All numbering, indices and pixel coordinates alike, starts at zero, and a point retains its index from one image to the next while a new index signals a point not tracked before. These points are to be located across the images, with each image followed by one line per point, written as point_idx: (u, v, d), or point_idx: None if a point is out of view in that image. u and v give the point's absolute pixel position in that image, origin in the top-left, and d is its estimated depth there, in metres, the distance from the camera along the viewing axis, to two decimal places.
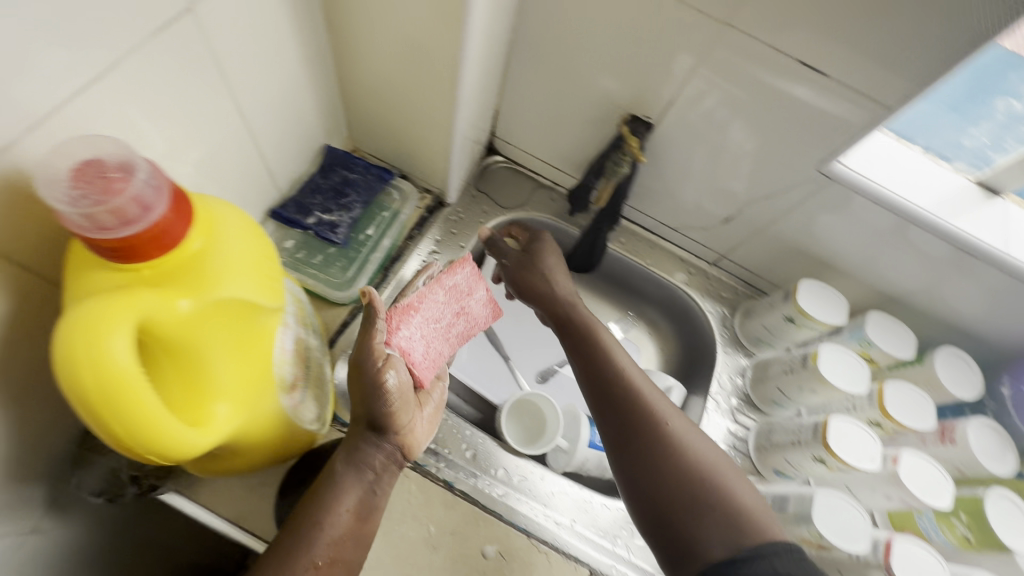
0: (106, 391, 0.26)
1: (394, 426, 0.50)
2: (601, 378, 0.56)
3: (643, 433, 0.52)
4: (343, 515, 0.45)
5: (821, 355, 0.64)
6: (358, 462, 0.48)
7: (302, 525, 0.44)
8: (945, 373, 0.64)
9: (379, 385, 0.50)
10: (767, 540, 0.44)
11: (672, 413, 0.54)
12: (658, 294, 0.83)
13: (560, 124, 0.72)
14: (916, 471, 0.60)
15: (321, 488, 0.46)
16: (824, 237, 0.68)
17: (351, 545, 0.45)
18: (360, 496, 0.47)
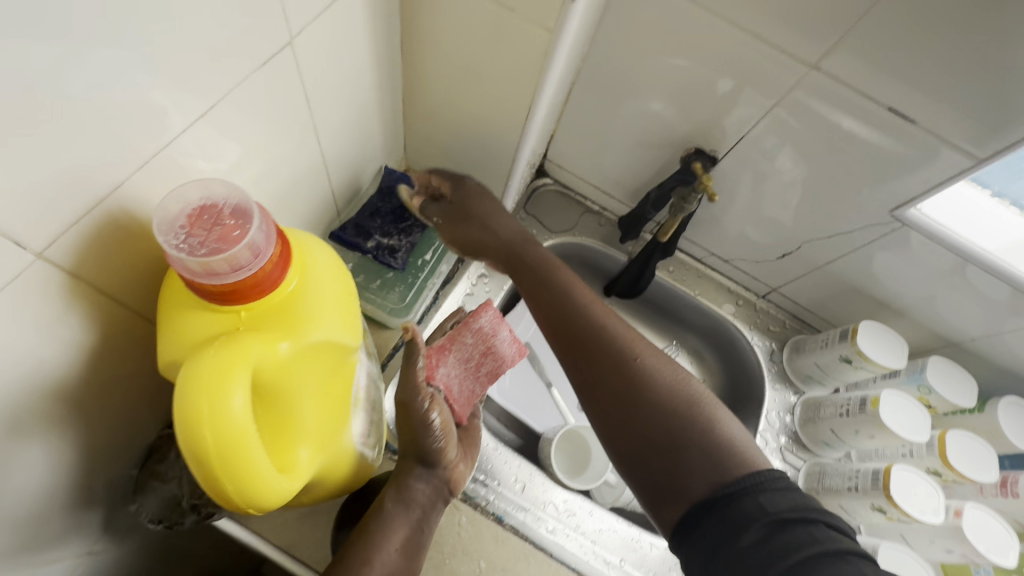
0: (224, 442, 0.26)
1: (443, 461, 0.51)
2: (561, 317, 0.51)
3: (614, 369, 0.48)
4: (392, 552, 0.44)
5: (882, 401, 0.62)
6: (408, 498, 0.47)
7: (349, 563, 0.41)
8: (1007, 423, 0.63)
9: (426, 420, 0.50)
10: (754, 471, 0.41)
11: (641, 344, 0.49)
12: (703, 324, 0.82)
13: (618, 152, 0.71)
14: (979, 526, 0.57)
15: (370, 524, 0.45)
16: (885, 277, 0.66)
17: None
18: (408, 532, 0.46)
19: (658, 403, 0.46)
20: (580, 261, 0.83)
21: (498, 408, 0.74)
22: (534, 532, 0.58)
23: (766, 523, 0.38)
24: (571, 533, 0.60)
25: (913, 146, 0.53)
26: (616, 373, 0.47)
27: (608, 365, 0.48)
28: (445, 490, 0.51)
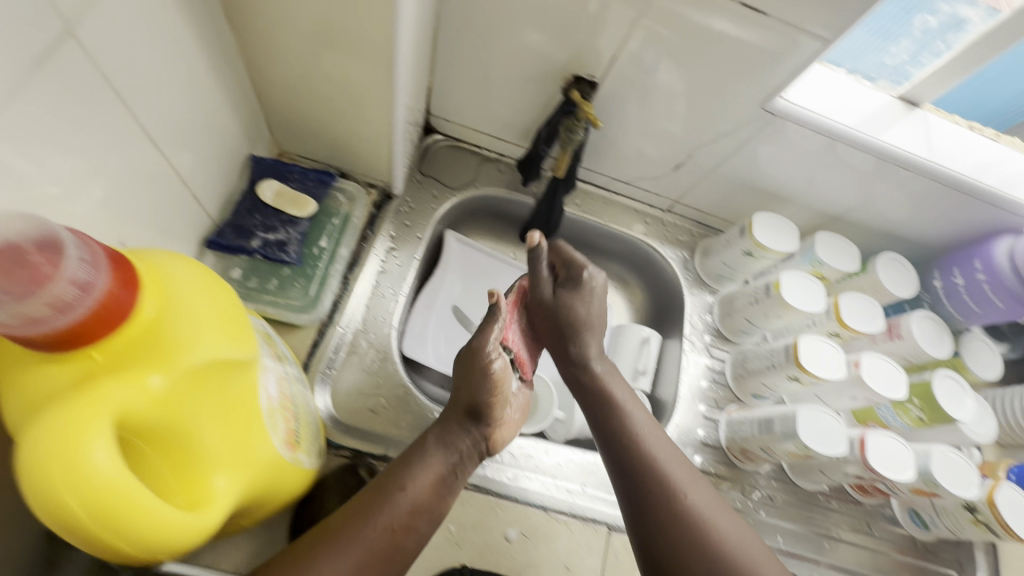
0: (95, 500, 0.25)
1: (489, 416, 0.55)
2: (632, 482, 0.53)
3: (662, 497, 0.52)
4: (424, 485, 0.49)
5: (783, 283, 0.67)
6: (449, 442, 0.53)
7: (386, 486, 0.48)
8: (886, 277, 0.70)
9: (489, 375, 0.55)
10: None
11: (691, 484, 0.53)
12: (619, 249, 0.84)
13: (499, 93, 0.69)
14: (876, 371, 0.65)
15: (413, 458, 0.52)
16: (768, 169, 0.70)
17: (426, 517, 0.49)
18: (442, 472, 0.51)
19: (699, 532, 0.50)
20: (490, 212, 0.81)
21: (439, 375, 0.75)
22: (496, 484, 0.60)
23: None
24: (530, 475, 0.62)
25: (768, 37, 0.54)
26: (664, 504, 0.51)
27: (659, 492, 0.52)
28: (483, 440, 0.55)
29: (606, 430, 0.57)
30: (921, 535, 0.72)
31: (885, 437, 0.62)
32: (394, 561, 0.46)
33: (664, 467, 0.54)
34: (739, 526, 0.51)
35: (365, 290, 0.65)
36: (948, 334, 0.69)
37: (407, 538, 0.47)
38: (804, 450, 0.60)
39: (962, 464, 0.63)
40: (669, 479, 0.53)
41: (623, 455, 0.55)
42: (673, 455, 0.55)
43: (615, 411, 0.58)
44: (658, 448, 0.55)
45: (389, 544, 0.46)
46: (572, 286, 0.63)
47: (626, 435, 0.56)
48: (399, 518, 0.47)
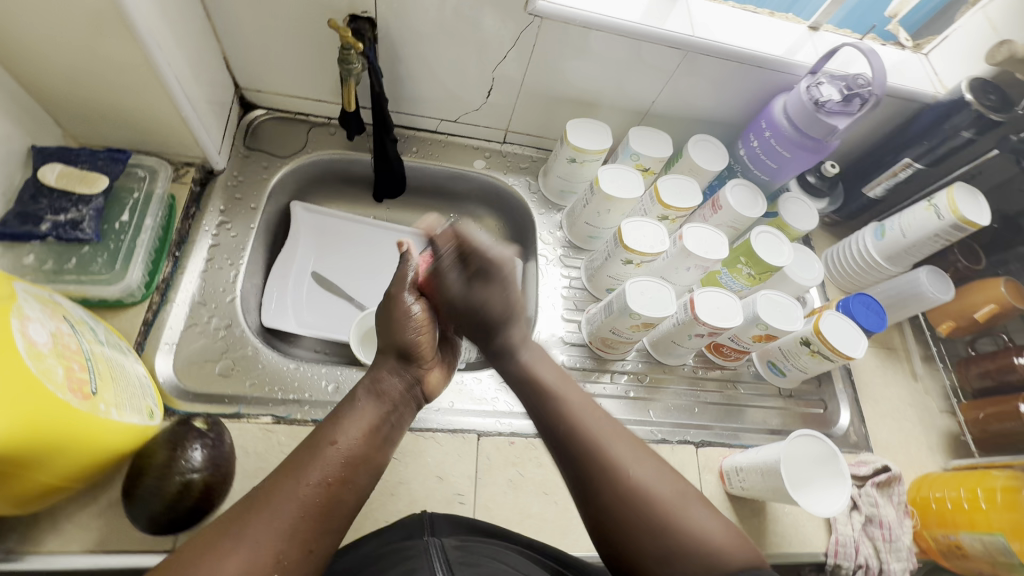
0: None
1: (417, 358, 0.56)
2: (559, 441, 0.53)
3: (601, 478, 0.50)
4: (356, 435, 0.46)
5: (602, 178, 0.72)
6: (379, 392, 0.51)
7: (315, 442, 0.45)
8: (699, 156, 0.76)
9: (409, 316, 0.57)
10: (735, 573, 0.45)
11: (630, 458, 0.51)
12: (471, 187, 0.86)
13: (297, 52, 0.69)
14: (697, 237, 0.71)
15: (341, 413, 0.48)
16: (571, 76, 0.74)
17: (363, 468, 0.46)
18: (375, 422, 0.49)
19: (640, 503, 0.48)
20: (334, 176, 0.82)
21: (312, 340, 0.75)
22: None
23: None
24: None
25: None
26: (604, 483, 0.50)
27: (600, 472, 0.50)
28: (417, 385, 0.56)
29: (537, 403, 0.56)
30: (782, 382, 0.79)
31: (713, 294, 0.68)
32: (334, 516, 0.42)
33: (605, 445, 0.51)
34: (651, 458, 0.52)
35: (199, 263, 0.65)
36: (762, 196, 0.76)
37: (344, 493, 0.44)
38: (641, 319, 0.65)
39: (786, 303, 0.70)
40: (611, 455, 0.51)
41: (563, 436, 0.53)
42: (600, 414, 0.54)
43: (544, 395, 0.56)
44: (594, 424, 0.53)
45: (324, 500, 0.42)
46: (483, 278, 0.58)
47: (561, 413, 0.54)
48: (333, 471, 0.44)
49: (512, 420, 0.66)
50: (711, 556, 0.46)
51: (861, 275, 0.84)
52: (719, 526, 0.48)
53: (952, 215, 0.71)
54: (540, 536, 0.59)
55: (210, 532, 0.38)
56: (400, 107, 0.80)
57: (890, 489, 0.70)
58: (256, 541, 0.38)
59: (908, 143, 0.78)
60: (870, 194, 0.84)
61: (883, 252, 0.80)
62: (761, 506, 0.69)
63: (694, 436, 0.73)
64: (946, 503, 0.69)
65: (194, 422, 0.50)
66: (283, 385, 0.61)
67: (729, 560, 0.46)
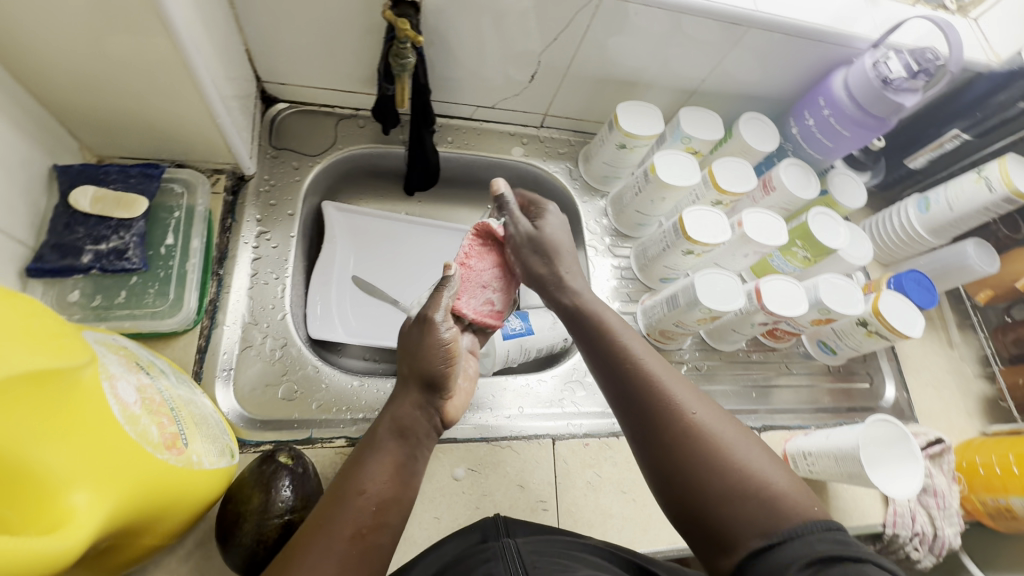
0: None
1: (444, 390, 0.50)
2: (613, 378, 0.50)
3: (655, 416, 0.46)
4: (384, 479, 0.44)
5: (657, 165, 0.69)
6: (404, 430, 0.47)
7: (343, 492, 0.43)
8: (751, 135, 0.73)
9: (439, 346, 0.49)
10: (807, 521, 0.38)
11: (689, 399, 0.46)
12: (507, 176, 0.82)
13: (326, 42, 0.63)
14: (757, 223, 0.69)
15: (365, 455, 0.46)
16: (620, 55, 0.69)
17: (395, 509, 0.44)
18: (401, 461, 0.46)
19: (701, 444, 0.43)
20: (365, 172, 0.78)
21: (360, 347, 0.71)
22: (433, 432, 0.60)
23: (808, 565, 0.35)
24: (469, 415, 0.63)
25: None
26: (659, 422, 0.46)
27: (657, 407, 0.46)
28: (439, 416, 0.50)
29: (598, 343, 0.53)
30: (831, 360, 0.80)
31: (777, 281, 0.67)
32: (373, 560, 0.40)
33: (661, 384, 0.47)
34: (714, 404, 0.47)
35: (245, 279, 0.61)
36: (814, 175, 0.74)
37: (380, 536, 0.42)
38: (710, 313, 0.64)
39: (846, 285, 0.70)
40: (666, 394, 0.47)
41: (619, 375, 0.50)
42: (656, 357, 0.50)
43: (605, 332, 0.53)
44: (651, 362, 0.49)
45: (359, 554, 0.40)
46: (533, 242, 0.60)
47: (616, 353, 0.51)
48: (366, 521, 0.41)
49: (582, 421, 0.65)
50: (774, 501, 0.40)
51: (900, 247, 0.85)
52: (786, 479, 0.42)
53: (1005, 187, 0.71)
54: (625, 535, 0.59)
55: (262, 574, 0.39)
56: (434, 95, 0.74)
57: (941, 459, 0.73)
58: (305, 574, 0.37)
59: (957, 113, 0.77)
60: (911, 164, 0.84)
61: (927, 225, 0.80)
62: (823, 484, 0.70)
63: (755, 419, 0.74)
64: (994, 467, 0.72)
65: (278, 458, 0.47)
66: (351, 404, 0.59)
67: (793, 510, 0.39)
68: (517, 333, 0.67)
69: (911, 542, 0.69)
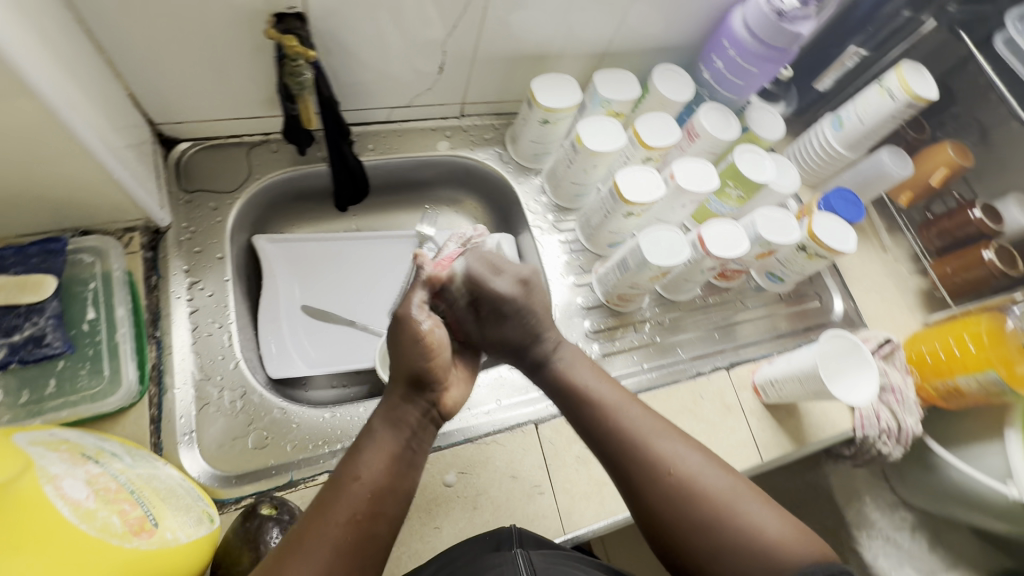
0: None
1: (433, 381, 0.50)
2: (601, 442, 0.52)
3: (645, 479, 0.48)
4: (380, 468, 0.45)
5: (583, 135, 0.69)
6: (397, 420, 0.48)
7: (340, 479, 0.44)
8: (666, 88, 0.74)
9: (418, 338, 0.49)
10: (800, 564, 0.43)
11: (674, 452, 0.49)
12: (439, 172, 0.81)
13: (215, 68, 0.59)
14: (687, 173, 0.70)
15: (361, 444, 0.47)
16: (524, 30, 0.68)
17: (391, 498, 0.44)
18: (396, 451, 0.46)
19: (692, 502, 0.47)
20: (291, 196, 0.74)
21: (325, 377, 0.70)
22: None
23: None
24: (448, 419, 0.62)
25: None
26: (651, 484, 0.48)
27: (644, 468, 0.49)
28: (433, 407, 0.50)
29: (580, 406, 0.54)
30: (781, 288, 0.83)
31: (718, 226, 0.69)
32: (366, 552, 0.42)
33: (647, 444, 0.50)
34: (700, 453, 0.50)
35: (185, 336, 0.58)
36: (733, 116, 0.76)
37: (376, 525, 0.43)
38: (661, 269, 0.65)
39: (780, 216, 0.72)
40: (652, 452, 0.49)
41: (606, 446, 0.51)
42: (638, 413, 0.52)
43: (580, 395, 0.54)
44: (634, 420, 0.51)
45: (355, 538, 0.42)
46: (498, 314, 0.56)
47: (599, 412, 0.53)
48: (361, 508, 0.43)
49: None
50: (770, 551, 0.44)
51: (825, 168, 0.88)
52: (774, 520, 0.46)
53: (905, 94, 0.75)
54: (621, 498, 0.61)
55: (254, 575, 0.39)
56: (345, 104, 0.71)
57: (893, 357, 0.78)
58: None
59: (853, 29, 0.80)
60: (820, 87, 0.87)
61: (844, 142, 0.84)
62: (794, 405, 0.73)
63: (722, 359, 0.77)
64: (939, 354, 0.77)
65: (261, 511, 0.46)
66: (327, 437, 0.57)
67: (785, 554, 0.44)
68: None
69: (880, 439, 0.75)
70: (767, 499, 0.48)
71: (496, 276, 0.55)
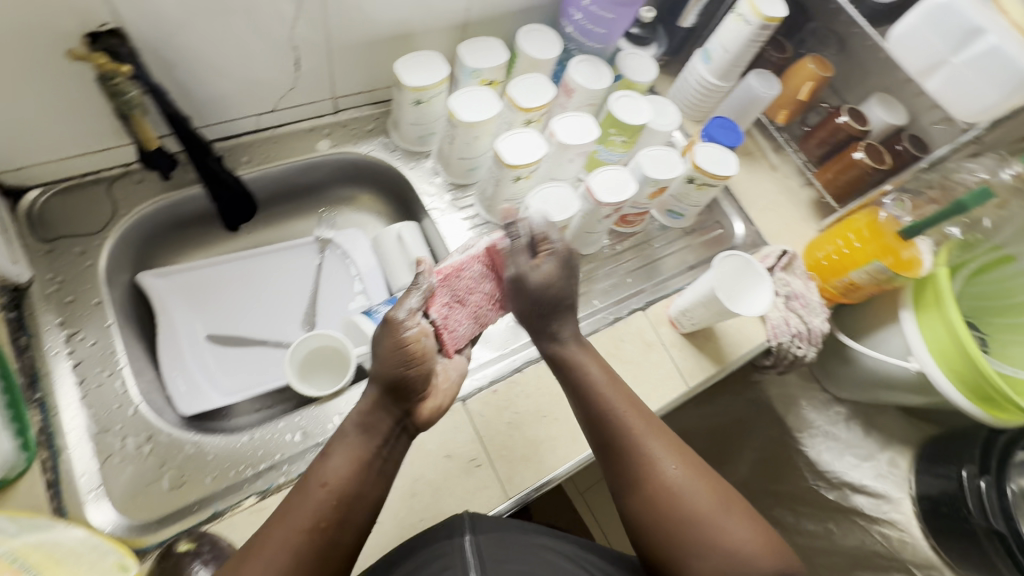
0: None
1: (410, 392, 0.51)
2: (601, 442, 0.56)
3: (639, 480, 0.53)
4: (346, 474, 0.47)
5: (455, 108, 0.68)
6: (370, 426, 0.49)
7: (308, 484, 0.46)
8: (532, 48, 0.74)
9: (401, 346, 0.50)
10: None
11: (669, 459, 0.53)
12: (326, 172, 0.79)
13: (38, 103, 0.54)
14: (566, 127, 0.71)
15: (332, 446, 0.49)
16: (373, 12, 0.66)
17: (356, 506, 0.47)
18: (363, 457, 0.48)
19: (676, 508, 0.51)
20: (171, 225, 0.71)
21: (245, 402, 0.67)
22: None
23: None
24: None
25: None
26: (644, 483, 0.53)
27: (639, 469, 0.53)
28: (406, 416, 0.52)
29: (585, 404, 0.57)
30: (683, 223, 0.86)
31: (605, 173, 0.70)
32: (328, 559, 0.44)
33: (645, 448, 0.54)
34: (694, 464, 0.53)
35: (71, 389, 0.55)
36: (603, 65, 0.78)
37: (340, 533, 0.46)
38: (554, 226, 0.66)
39: (663, 153, 0.75)
40: (649, 457, 0.53)
41: (608, 446, 0.55)
42: (642, 419, 0.55)
43: (589, 397, 0.57)
44: (636, 425, 0.55)
45: (316, 544, 0.44)
46: (520, 291, 0.58)
47: (607, 411, 0.56)
48: (326, 514, 0.45)
49: (485, 371, 0.66)
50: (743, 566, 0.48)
51: (706, 101, 0.91)
52: (750, 536, 0.50)
53: (757, 17, 0.78)
54: (556, 452, 0.63)
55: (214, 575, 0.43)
56: (204, 119, 0.67)
57: (793, 267, 0.83)
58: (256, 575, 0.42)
59: None
60: (686, 24, 0.89)
61: (715, 73, 0.87)
62: (710, 330, 0.77)
63: (638, 301, 0.79)
64: (835, 254, 0.82)
65: (178, 548, 0.48)
66: (247, 460, 0.56)
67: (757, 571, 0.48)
68: None
69: (793, 343, 0.79)
70: (750, 513, 0.52)
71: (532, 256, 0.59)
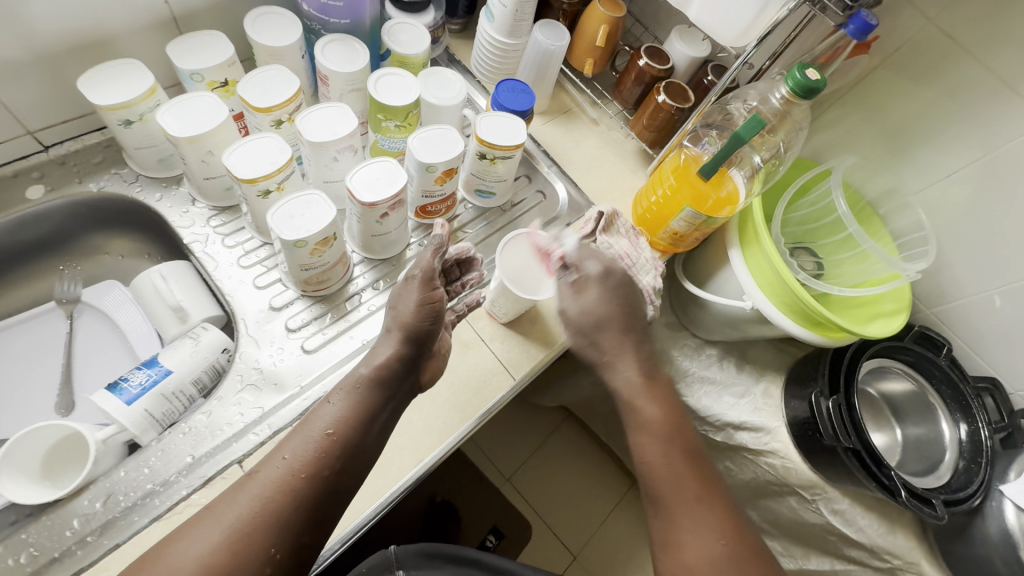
0: None
1: (427, 346, 0.56)
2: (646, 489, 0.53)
3: (664, 541, 0.50)
4: (350, 425, 0.49)
5: (167, 125, 0.57)
6: (387, 386, 0.52)
7: (311, 429, 0.49)
8: (263, 37, 0.63)
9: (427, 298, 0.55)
10: None
11: (697, 535, 0.49)
12: (55, 223, 0.66)
13: None
14: (313, 124, 0.62)
15: (342, 389, 0.52)
16: (15, 22, 0.52)
17: (355, 459, 0.49)
18: (370, 410, 0.51)
19: None
20: None
21: None
22: (83, 557, 0.49)
23: None
24: (126, 509, 0.51)
25: None
26: (667, 546, 0.50)
27: (666, 533, 0.51)
28: (413, 375, 0.55)
29: (638, 447, 0.54)
30: (498, 201, 0.79)
31: (367, 168, 0.61)
32: (309, 508, 0.46)
33: (679, 515, 0.50)
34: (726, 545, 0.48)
35: None
36: (358, 43, 0.68)
37: (337, 483, 0.48)
38: (309, 243, 0.57)
39: (441, 133, 0.66)
40: (681, 523, 0.50)
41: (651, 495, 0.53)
42: (689, 484, 0.51)
43: (646, 443, 0.54)
44: (681, 490, 0.51)
45: (304, 490, 0.46)
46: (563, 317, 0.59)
47: (653, 462, 0.53)
48: (329, 463, 0.47)
49: (267, 420, 0.58)
50: None
51: (504, 64, 0.84)
52: None
53: None
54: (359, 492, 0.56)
55: (179, 532, 0.44)
56: None
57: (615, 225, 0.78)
58: (241, 502, 0.44)
59: None
60: None
61: (501, 32, 0.79)
62: (535, 312, 0.72)
63: None
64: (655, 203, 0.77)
65: None
66: None
67: None
68: (139, 388, 0.56)
69: None
70: None
71: (575, 296, 0.59)
